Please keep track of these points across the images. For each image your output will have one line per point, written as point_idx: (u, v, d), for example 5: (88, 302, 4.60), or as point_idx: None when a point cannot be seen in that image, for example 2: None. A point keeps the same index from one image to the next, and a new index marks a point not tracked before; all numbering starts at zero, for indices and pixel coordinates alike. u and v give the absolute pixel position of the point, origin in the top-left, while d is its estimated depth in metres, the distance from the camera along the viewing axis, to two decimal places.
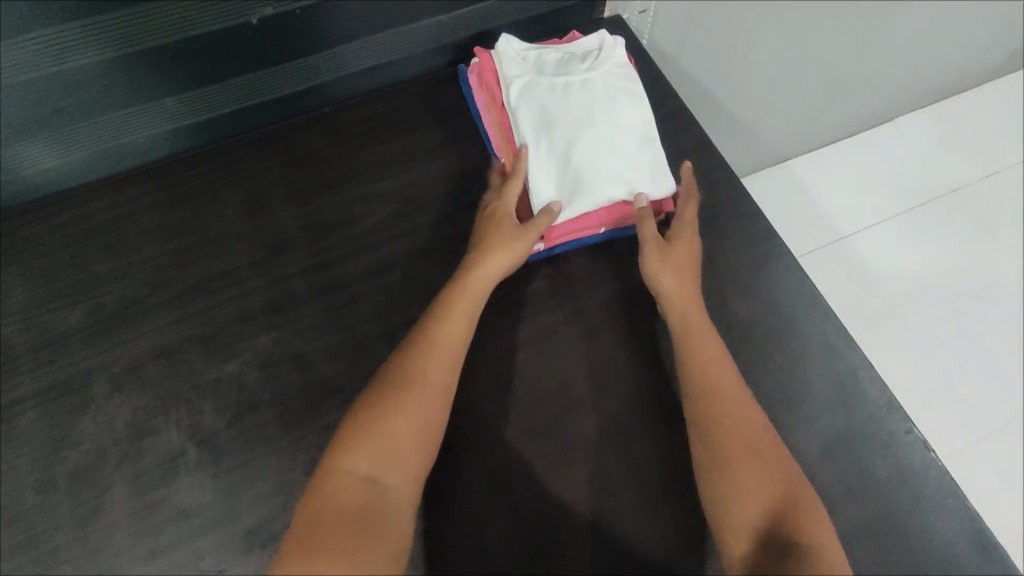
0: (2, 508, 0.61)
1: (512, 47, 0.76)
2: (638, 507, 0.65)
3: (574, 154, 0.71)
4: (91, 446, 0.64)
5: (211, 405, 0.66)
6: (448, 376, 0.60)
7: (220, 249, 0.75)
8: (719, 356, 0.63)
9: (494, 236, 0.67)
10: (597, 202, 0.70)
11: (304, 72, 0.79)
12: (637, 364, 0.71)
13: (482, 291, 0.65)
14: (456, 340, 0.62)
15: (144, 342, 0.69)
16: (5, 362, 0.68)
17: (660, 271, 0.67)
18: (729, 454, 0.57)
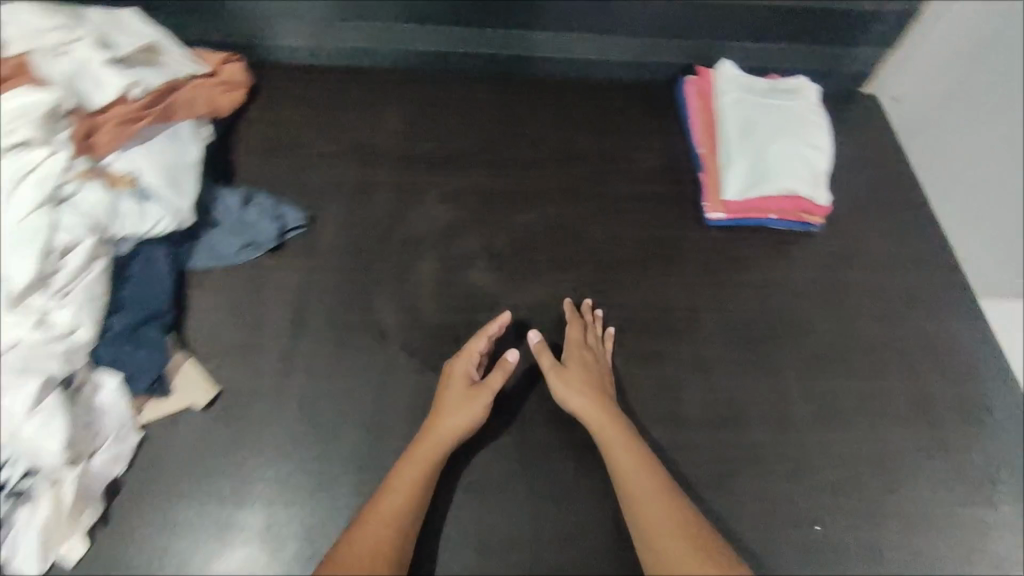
0: (350, 241, 0.84)
1: (729, 71, 0.99)
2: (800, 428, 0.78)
3: (763, 152, 0.91)
4: (418, 227, 0.87)
5: (504, 235, 0.88)
6: (407, 498, 0.65)
7: (531, 142, 0.97)
8: (627, 445, 0.69)
9: (451, 403, 0.71)
10: (775, 189, 0.89)
11: (637, 49, 1.03)
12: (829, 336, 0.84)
13: (446, 438, 0.69)
14: (415, 482, 0.66)
15: (468, 181, 0.93)
16: (373, 156, 0.93)
17: (573, 399, 0.72)
18: (651, 530, 0.64)
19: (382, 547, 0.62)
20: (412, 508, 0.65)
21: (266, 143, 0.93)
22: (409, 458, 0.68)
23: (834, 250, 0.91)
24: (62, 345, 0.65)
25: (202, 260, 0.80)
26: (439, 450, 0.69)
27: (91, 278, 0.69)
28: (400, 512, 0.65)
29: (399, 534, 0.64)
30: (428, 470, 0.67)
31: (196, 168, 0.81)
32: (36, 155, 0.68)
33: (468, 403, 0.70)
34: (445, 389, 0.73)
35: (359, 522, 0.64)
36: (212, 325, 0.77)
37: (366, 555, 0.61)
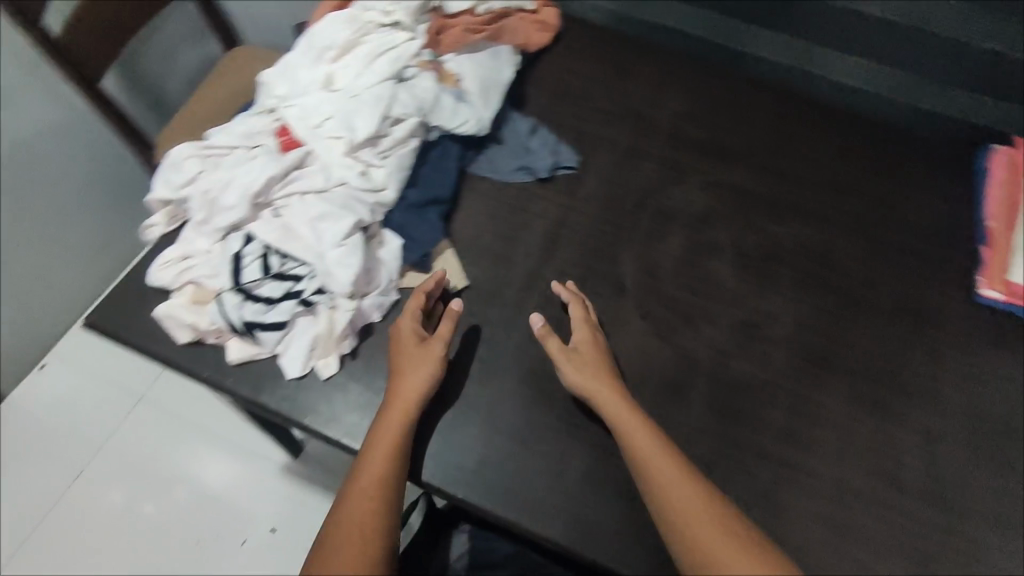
0: (612, 195, 0.88)
1: None
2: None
3: None
4: (676, 204, 0.89)
5: (755, 238, 0.87)
6: (385, 467, 0.63)
7: (806, 159, 0.94)
8: (613, 399, 0.67)
9: (409, 371, 0.67)
10: None
11: (955, 103, 0.97)
12: None
13: (415, 398, 0.66)
14: (388, 448, 0.64)
15: (733, 176, 0.92)
16: (649, 126, 0.96)
17: (579, 381, 0.69)
18: (679, 516, 0.60)
19: (369, 509, 0.60)
20: (390, 478, 0.62)
21: (556, 88, 0.99)
22: (379, 437, 0.64)
23: None
24: (371, 197, 0.74)
25: (482, 167, 0.88)
26: (407, 416, 0.66)
27: (405, 151, 0.78)
28: (380, 476, 0.62)
29: (383, 497, 0.61)
30: (399, 439, 0.64)
31: (505, 86, 0.88)
32: (398, 40, 0.80)
33: (432, 353, 0.68)
34: (401, 350, 0.69)
35: (348, 491, 0.62)
36: (477, 226, 0.84)
37: (357, 515, 0.60)
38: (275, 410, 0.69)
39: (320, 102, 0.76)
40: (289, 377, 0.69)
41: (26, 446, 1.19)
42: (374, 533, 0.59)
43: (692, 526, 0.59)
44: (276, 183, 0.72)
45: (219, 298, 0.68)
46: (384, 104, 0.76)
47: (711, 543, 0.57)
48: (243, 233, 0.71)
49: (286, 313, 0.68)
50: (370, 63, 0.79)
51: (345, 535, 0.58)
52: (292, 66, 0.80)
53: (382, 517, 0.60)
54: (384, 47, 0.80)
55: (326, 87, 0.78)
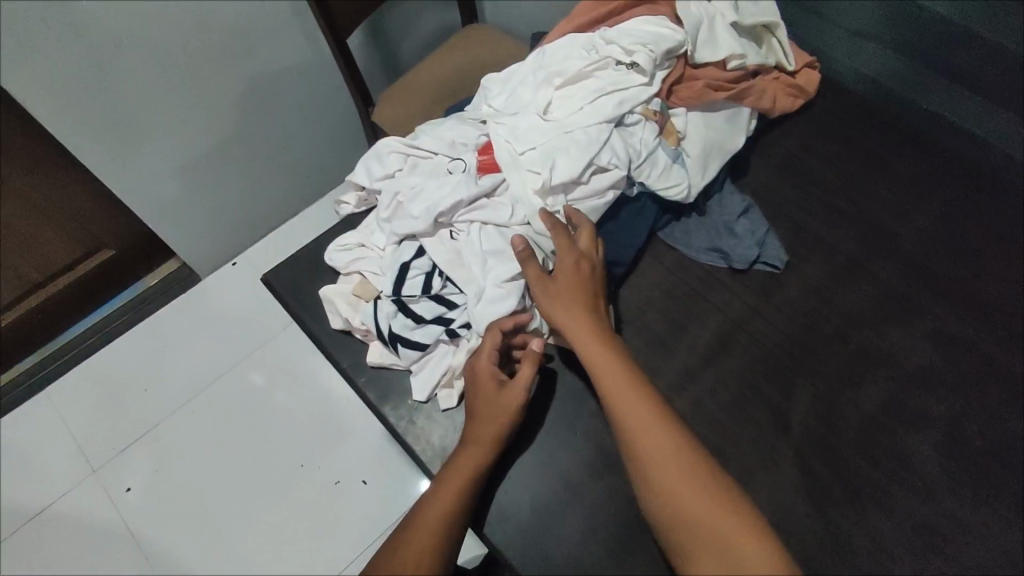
0: (810, 314, 0.76)
1: None
2: None
3: None
4: (888, 348, 0.74)
5: (981, 426, 0.69)
6: (448, 508, 0.61)
7: None
8: (575, 310, 0.65)
9: (487, 419, 0.65)
10: None
11: None
12: None
13: (488, 444, 0.64)
14: (455, 491, 0.62)
15: (976, 336, 0.74)
16: (887, 243, 0.80)
17: (556, 317, 0.65)
18: (666, 489, 0.57)
19: (428, 553, 0.58)
20: (450, 526, 0.60)
21: (785, 164, 0.86)
22: (447, 477, 0.62)
23: None
24: (546, 244, 0.72)
25: (673, 236, 0.80)
26: (479, 462, 0.64)
27: (596, 204, 0.73)
28: (441, 520, 0.60)
29: (443, 543, 0.59)
30: (465, 484, 0.62)
31: (727, 155, 0.79)
32: (629, 85, 0.74)
33: (507, 402, 0.64)
34: (474, 390, 0.66)
35: (406, 526, 0.60)
36: (647, 301, 0.77)
37: (412, 555, 0.58)
38: (392, 423, 0.70)
39: (529, 131, 0.73)
40: (414, 398, 0.70)
41: (168, 339, 1.24)
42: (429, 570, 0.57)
43: (679, 501, 0.56)
44: (461, 206, 0.70)
45: (377, 303, 0.70)
46: (592, 151, 0.70)
47: (708, 530, 0.55)
48: (417, 245, 0.71)
49: (430, 337, 0.68)
50: (592, 102, 0.73)
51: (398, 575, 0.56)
52: (515, 86, 0.78)
53: (437, 554, 0.58)
54: (611, 90, 0.74)
55: (541, 117, 0.74)
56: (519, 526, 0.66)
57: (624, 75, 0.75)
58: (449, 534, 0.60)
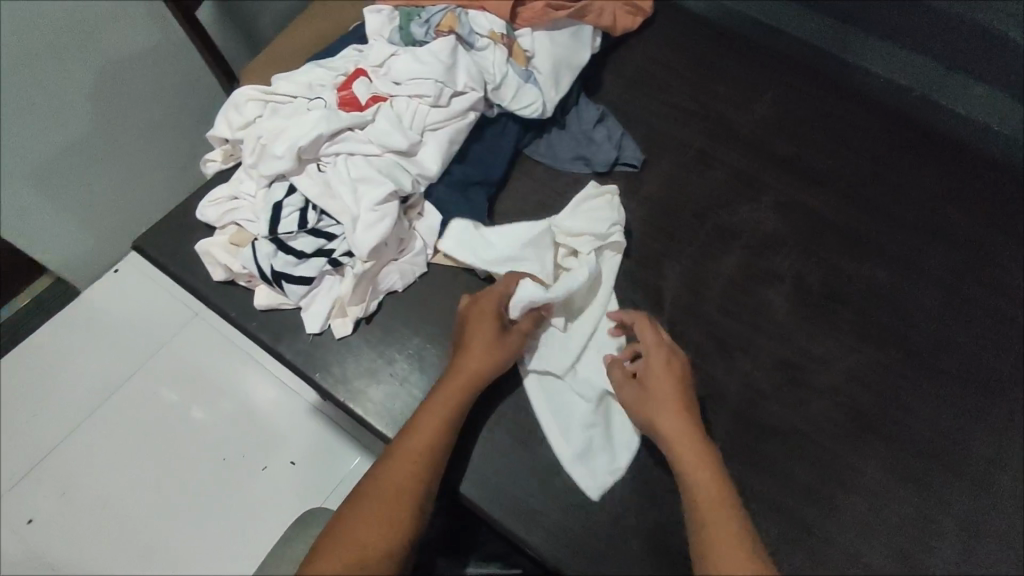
0: (670, 203, 0.83)
1: None
2: None
3: None
4: (740, 221, 0.82)
5: (821, 274, 0.79)
6: (430, 437, 0.63)
7: (902, 196, 0.84)
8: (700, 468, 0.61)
9: (477, 357, 0.67)
10: None
11: None
12: None
13: (473, 382, 0.66)
14: (439, 418, 0.64)
15: (811, 200, 0.84)
16: (730, 133, 0.89)
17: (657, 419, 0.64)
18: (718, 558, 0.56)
19: (410, 480, 0.61)
20: (435, 456, 0.63)
21: (635, 76, 0.93)
22: (432, 408, 0.65)
23: None
24: (414, 168, 0.74)
25: (538, 151, 0.86)
26: (459, 401, 0.65)
27: (459, 124, 0.77)
28: (425, 451, 0.63)
29: (427, 472, 0.62)
30: (450, 417, 0.65)
31: (576, 70, 0.85)
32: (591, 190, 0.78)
33: (501, 343, 0.68)
34: (476, 326, 0.68)
35: (388, 454, 0.63)
36: (522, 211, 0.82)
37: (394, 481, 0.61)
38: (291, 361, 0.72)
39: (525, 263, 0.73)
40: (308, 331, 0.71)
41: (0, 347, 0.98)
42: (409, 492, 0.61)
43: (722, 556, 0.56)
44: (324, 140, 0.71)
45: (254, 245, 0.70)
46: (444, 74, 0.74)
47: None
48: (287, 184, 0.72)
49: (315, 270, 0.70)
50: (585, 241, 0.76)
51: (382, 499, 0.60)
52: (373, 38, 0.82)
53: (418, 479, 0.62)
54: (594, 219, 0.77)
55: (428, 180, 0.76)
56: None
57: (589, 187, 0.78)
58: (433, 463, 0.63)
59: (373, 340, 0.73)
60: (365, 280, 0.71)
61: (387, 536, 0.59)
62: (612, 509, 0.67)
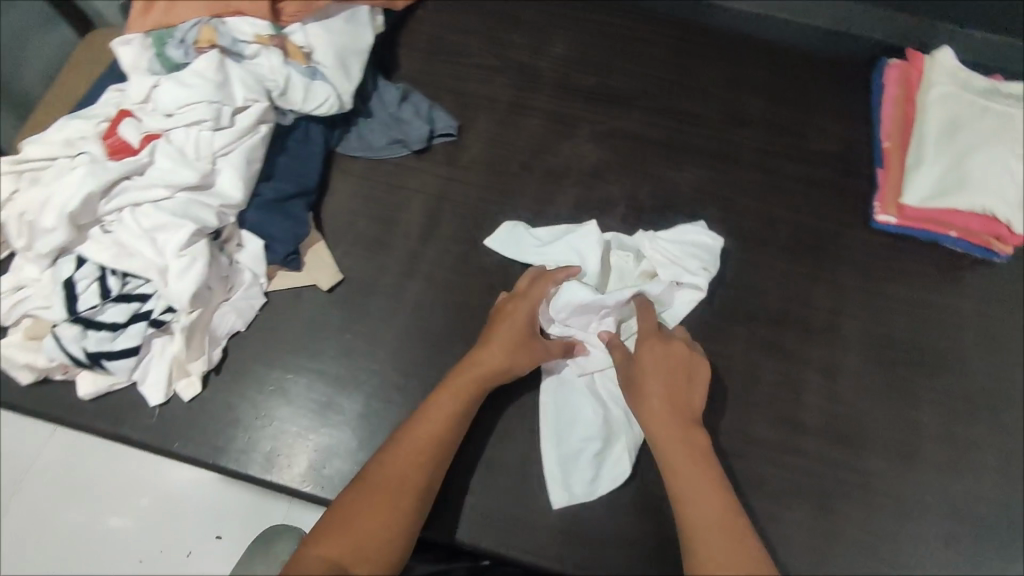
0: (495, 162, 0.83)
1: (944, 63, 0.85)
2: (898, 465, 0.70)
3: (967, 162, 0.79)
4: (564, 161, 0.84)
5: (649, 189, 0.83)
6: (442, 430, 0.61)
7: (700, 97, 0.89)
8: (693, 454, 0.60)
9: (492, 351, 0.65)
10: (967, 205, 0.78)
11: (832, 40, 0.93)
12: (975, 378, 0.74)
13: (490, 380, 0.64)
14: (454, 411, 0.62)
15: (623, 123, 0.87)
16: (534, 78, 0.89)
17: (647, 408, 0.63)
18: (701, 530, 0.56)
19: (410, 476, 0.58)
20: (439, 452, 0.60)
21: (430, 45, 0.91)
22: (444, 402, 0.62)
23: (982, 273, 0.80)
24: (216, 199, 0.68)
25: (351, 146, 0.82)
26: (472, 397, 0.63)
27: (253, 142, 0.71)
28: (430, 447, 0.60)
29: (430, 469, 0.59)
30: (459, 409, 0.62)
31: (365, 56, 0.81)
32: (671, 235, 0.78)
33: (525, 339, 0.66)
34: (501, 322, 0.67)
35: (388, 451, 0.59)
36: (351, 210, 0.79)
37: (394, 477, 0.57)
38: (142, 442, 0.66)
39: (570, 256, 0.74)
40: (153, 404, 0.66)
41: None
42: (413, 486, 0.58)
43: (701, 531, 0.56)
44: (98, 199, 0.64)
45: (55, 333, 0.63)
46: (216, 92, 0.68)
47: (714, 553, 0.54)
48: (74, 256, 0.64)
49: (135, 338, 0.63)
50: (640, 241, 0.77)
51: (379, 496, 0.56)
52: (131, 72, 0.72)
53: (424, 473, 0.59)
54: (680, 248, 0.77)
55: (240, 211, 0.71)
56: (309, 463, 0.66)
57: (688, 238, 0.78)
58: (441, 458, 0.60)
59: (229, 388, 0.68)
60: (198, 331, 0.66)
61: (386, 535, 0.54)
62: (514, 472, 0.68)
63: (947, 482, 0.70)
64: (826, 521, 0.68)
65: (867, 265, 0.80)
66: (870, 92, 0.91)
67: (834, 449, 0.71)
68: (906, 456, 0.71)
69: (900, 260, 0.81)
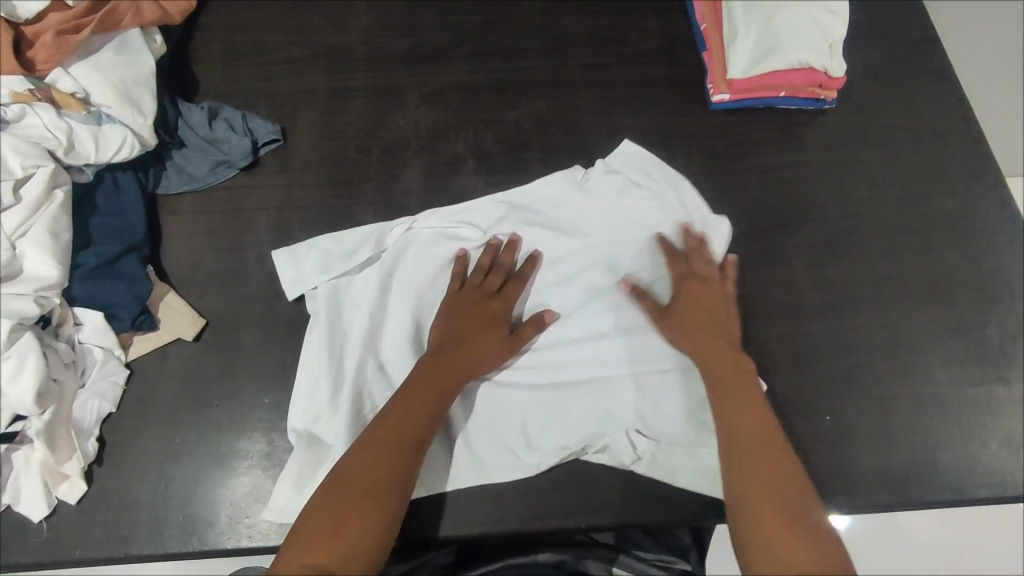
0: (331, 154, 0.79)
1: None
2: (792, 322, 0.73)
3: (776, 22, 0.82)
4: (400, 132, 0.81)
5: (492, 135, 0.82)
6: (424, 435, 0.61)
7: (518, 30, 0.87)
8: (759, 408, 0.63)
9: (461, 353, 0.66)
10: (787, 62, 0.81)
11: None
12: (834, 222, 0.79)
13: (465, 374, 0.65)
14: (430, 408, 0.62)
15: (450, 77, 0.84)
16: (345, 57, 0.85)
17: (702, 351, 0.67)
18: (763, 477, 0.59)
19: (380, 474, 0.57)
20: (416, 447, 0.60)
21: (225, 52, 0.84)
22: (416, 408, 0.61)
23: (815, 122, 0.84)
24: (29, 284, 0.61)
25: (173, 183, 0.76)
26: (441, 390, 0.63)
27: (53, 212, 0.64)
28: (398, 435, 0.60)
29: (407, 471, 0.59)
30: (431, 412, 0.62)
31: (150, 82, 0.73)
32: (676, 194, 0.77)
33: (497, 320, 0.68)
34: (467, 293, 0.70)
35: (365, 446, 0.59)
36: (194, 249, 0.73)
37: (359, 479, 0.57)
38: (36, 563, 0.60)
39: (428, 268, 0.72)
40: (37, 520, 0.60)
41: None
42: (388, 491, 0.57)
43: (749, 486, 0.58)
44: None
45: None
46: None
47: (772, 513, 0.56)
48: None
49: None
50: (610, 195, 0.77)
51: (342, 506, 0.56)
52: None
53: (400, 476, 0.58)
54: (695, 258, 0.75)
55: (63, 289, 0.64)
56: (230, 515, 0.63)
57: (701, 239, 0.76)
58: (416, 458, 0.60)
59: (116, 476, 0.63)
60: (59, 429, 0.60)
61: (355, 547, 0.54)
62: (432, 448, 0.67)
63: (839, 321, 0.73)
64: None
65: (715, 146, 0.82)
66: None
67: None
68: (793, 311, 0.74)
69: (743, 133, 0.83)
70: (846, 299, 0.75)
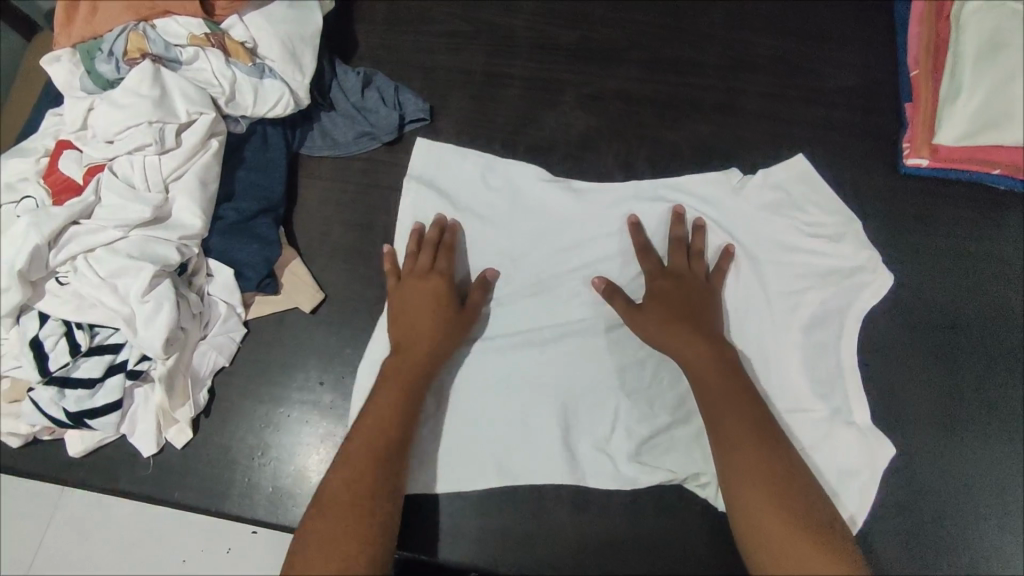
0: (475, 145, 0.76)
1: None
2: (932, 436, 0.68)
3: (1013, 87, 0.69)
4: (549, 134, 0.76)
5: (646, 154, 0.75)
6: (386, 472, 0.57)
7: (697, 40, 0.79)
8: (744, 417, 0.59)
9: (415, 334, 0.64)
10: (1011, 138, 0.69)
11: None
12: (1006, 331, 0.70)
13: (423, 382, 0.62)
14: (382, 440, 0.58)
15: (613, 82, 0.78)
16: (508, 40, 0.80)
17: (678, 342, 0.63)
18: (750, 492, 0.55)
19: (354, 499, 0.55)
20: (382, 482, 0.57)
21: (388, 15, 0.81)
22: (371, 438, 0.58)
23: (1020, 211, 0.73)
24: (175, 232, 0.62)
25: (316, 145, 0.75)
26: (398, 416, 0.60)
27: (207, 160, 0.65)
28: (369, 466, 0.57)
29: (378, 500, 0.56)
30: (386, 435, 0.58)
31: (316, 40, 0.71)
32: (837, 221, 0.72)
33: (439, 300, 0.65)
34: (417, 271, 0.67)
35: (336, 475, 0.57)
36: (325, 218, 0.73)
37: (345, 506, 0.55)
38: (139, 494, 0.63)
39: (553, 297, 0.70)
40: (145, 455, 0.63)
41: None
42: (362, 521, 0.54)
43: (746, 506, 0.55)
44: (47, 249, 0.58)
45: (31, 396, 0.59)
46: (156, 110, 0.62)
47: (772, 533, 0.53)
48: (36, 312, 0.60)
49: (114, 392, 0.60)
50: (760, 210, 0.72)
51: (343, 512, 0.54)
52: (66, 94, 0.66)
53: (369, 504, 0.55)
54: (844, 297, 0.70)
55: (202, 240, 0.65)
56: None
57: (857, 277, 0.70)
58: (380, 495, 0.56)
59: (222, 433, 0.65)
60: (178, 376, 0.62)
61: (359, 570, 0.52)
62: (532, 434, 0.66)
63: (982, 443, 0.68)
64: (868, 449, 0.66)
65: (895, 218, 0.73)
66: (893, 12, 0.79)
67: (864, 377, 0.69)
68: (936, 423, 0.68)
69: (931, 209, 0.73)
70: (995, 421, 0.68)
